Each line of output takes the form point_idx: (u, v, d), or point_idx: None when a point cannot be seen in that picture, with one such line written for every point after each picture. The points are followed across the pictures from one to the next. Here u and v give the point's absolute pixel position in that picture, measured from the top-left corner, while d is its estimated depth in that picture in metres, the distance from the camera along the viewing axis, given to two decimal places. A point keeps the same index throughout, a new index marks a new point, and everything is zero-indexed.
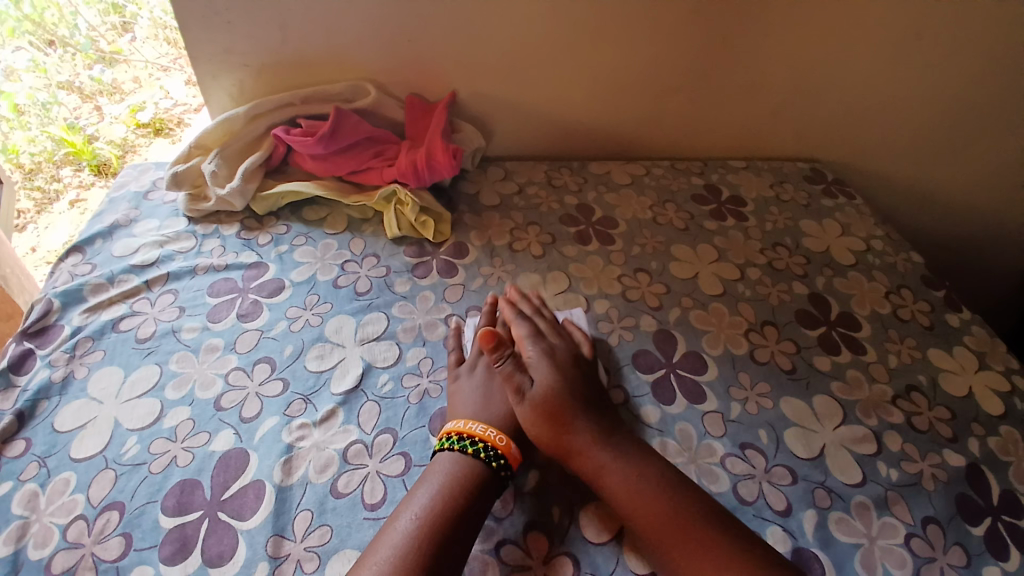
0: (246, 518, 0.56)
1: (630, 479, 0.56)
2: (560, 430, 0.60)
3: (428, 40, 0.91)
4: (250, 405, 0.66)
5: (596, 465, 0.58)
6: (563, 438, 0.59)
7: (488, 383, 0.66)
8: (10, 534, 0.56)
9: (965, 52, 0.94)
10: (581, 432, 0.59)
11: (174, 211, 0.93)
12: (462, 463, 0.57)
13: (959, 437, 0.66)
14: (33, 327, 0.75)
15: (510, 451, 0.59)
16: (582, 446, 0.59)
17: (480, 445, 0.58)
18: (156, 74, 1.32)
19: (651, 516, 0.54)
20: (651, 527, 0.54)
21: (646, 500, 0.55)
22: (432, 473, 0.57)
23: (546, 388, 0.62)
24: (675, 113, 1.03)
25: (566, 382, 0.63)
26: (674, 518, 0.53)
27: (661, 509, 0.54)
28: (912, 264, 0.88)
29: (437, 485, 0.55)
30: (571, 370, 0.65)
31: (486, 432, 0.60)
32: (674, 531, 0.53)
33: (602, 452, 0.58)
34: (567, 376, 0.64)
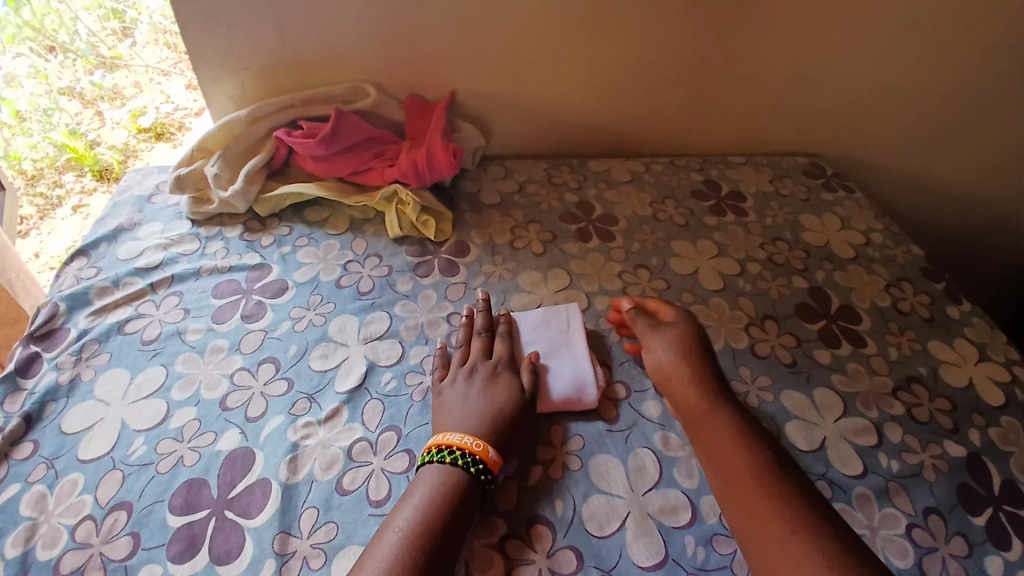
0: (253, 515, 0.57)
1: (732, 432, 0.60)
2: (684, 383, 0.65)
3: (426, 40, 0.92)
4: (256, 405, 0.67)
5: (705, 415, 0.62)
6: (684, 391, 0.64)
7: (469, 391, 0.65)
8: (19, 535, 0.57)
9: (962, 43, 0.94)
10: (713, 398, 0.63)
11: (177, 215, 0.94)
12: (443, 473, 0.57)
13: (960, 428, 0.67)
14: (39, 331, 0.76)
15: (489, 454, 0.58)
16: (699, 398, 0.63)
17: (457, 453, 0.57)
18: (156, 79, 1.33)
19: (741, 467, 0.57)
20: (738, 475, 0.56)
21: (741, 452, 0.58)
22: (417, 485, 0.56)
23: (688, 367, 0.66)
24: (674, 109, 1.03)
25: (692, 353, 0.68)
26: (761, 473, 0.56)
27: (755, 463, 0.57)
28: (912, 256, 0.89)
29: (421, 498, 0.55)
30: (698, 343, 0.69)
31: (462, 440, 0.59)
32: (756, 482, 0.55)
33: (716, 406, 0.62)
34: (691, 350, 0.68)
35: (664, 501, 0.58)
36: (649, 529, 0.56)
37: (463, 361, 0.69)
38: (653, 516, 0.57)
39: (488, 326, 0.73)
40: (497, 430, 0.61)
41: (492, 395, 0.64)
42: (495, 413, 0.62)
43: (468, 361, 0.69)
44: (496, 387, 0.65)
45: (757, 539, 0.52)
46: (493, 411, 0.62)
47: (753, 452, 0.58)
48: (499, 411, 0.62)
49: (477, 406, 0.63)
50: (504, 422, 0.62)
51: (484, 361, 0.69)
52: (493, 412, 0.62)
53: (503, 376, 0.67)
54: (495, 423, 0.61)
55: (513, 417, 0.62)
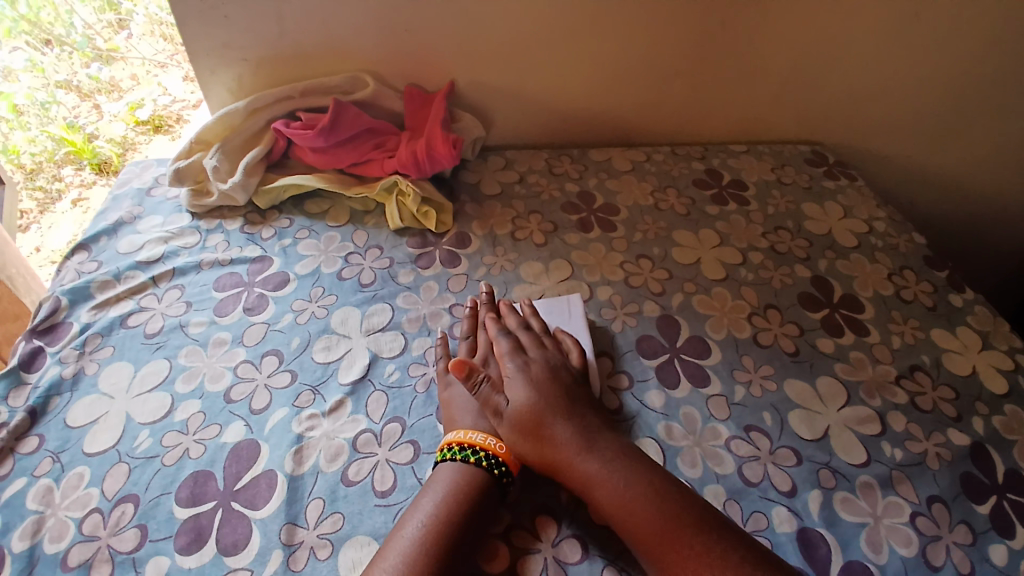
0: (260, 507, 0.57)
1: (620, 492, 0.54)
2: (548, 445, 0.58)
3: (426, 29, 0.91)
4: (260, 397, 0.67)
5: (585, 479, 0.56)
6: (553, 456, 0.58)
7: None
8: (26, 528, 0.57)
9: (966, 29, 0.93)
10: (583, 462, 0.57)
11: (177, 208, 0.93)
12: (463, 471, 0.57)
13: (962, 417, 0.67)
14: (42, 325, 0.76)
15: (510, 457, 0.59)
16: (572, 463, 0.57)
17: (481, 454, 0.58)
18: (152, 71, 1.32)
19: (644, 530, 0.52)
20: (646, 540, 0.52)
21: (639, 513, 0.53)
22: (438, 478, 0.57)
23: (546, 438, 0.59)
24: (675, 96, 1.03)
25: (549, 399, 0.61)
26: (664, 526, 0.52)
27: (653, 518, 0.52)
28: (915, 245, 0.89)
29: (443, 492, 0.55)
30: (553, 393, 0.62)
31: (486, 440, 0.59)
32: (664, 537, 0.51)
33: (590, 464, 0.56)
34: (547, 395, 0.62)
35: None
36: None
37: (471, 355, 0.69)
38: None
39: (492, 319, 0.73)
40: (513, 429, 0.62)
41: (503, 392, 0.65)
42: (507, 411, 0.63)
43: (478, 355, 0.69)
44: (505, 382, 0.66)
45: None
46: (507, 408, 0.64)
47: (650, 503, 0.53)
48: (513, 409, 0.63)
49: (490, 402, 0.64)
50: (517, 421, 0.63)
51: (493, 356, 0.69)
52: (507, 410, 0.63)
53: None
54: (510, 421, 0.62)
55: None
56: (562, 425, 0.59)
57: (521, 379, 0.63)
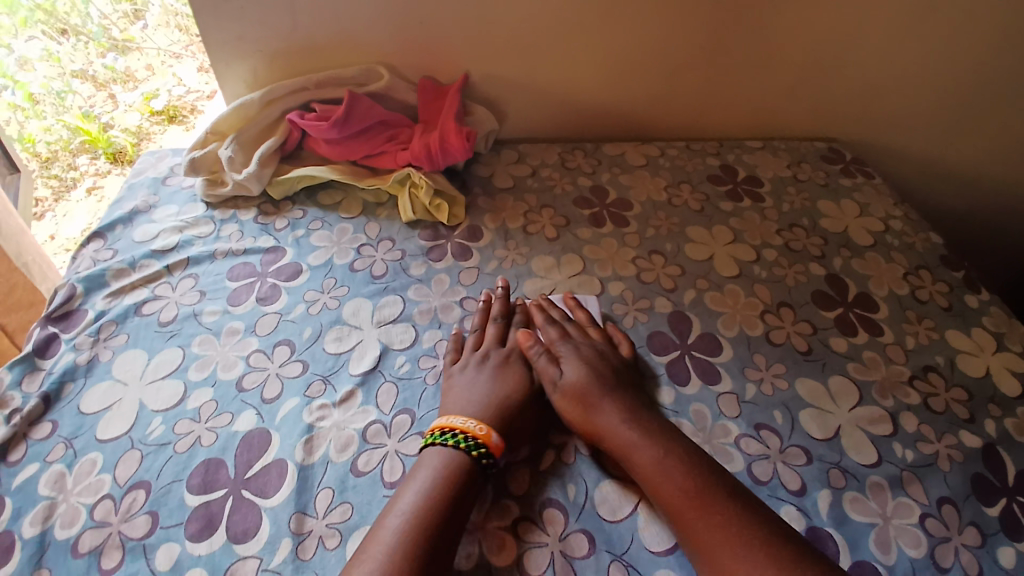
0: (269, 495, 0.58)
1: (660, 460, 0.56)
2: (594, 415, 0.61)
3: (440, 21, 0.91)
4: (272, 387, 0.67)
5: (625, 446, 0.58)
6: (597, 424, 0.60)
7: (479, 379, 0.65)
8: (39, 514, 0.58)
9: (988, 25, 0.92)
10: (627, 431, 0.59)
11: (191, 198, 0.94)
12: (442, 455, 0.57)
13: (976, 418, 0.66)
14: (56, 312, 0.77)
15: (491, 439, 0.58)
16: (616, 431, 0.59)
17: (460, 436, 0.58)
18: (167, 62, 1.34)
19: (679, 496, 0.54)
20: (680, 506, 0.53)
21: (676, 481, 0.55)
22: (419, 469, 0.57)
23: (595, 409, 0.61)
24: (689, 91, 1.02)
25: (597, 378, 0.64)
26: (699, 495, 0.53)
27: (689, 486, 0.54)
28: (931, 244, 0.87)
29: (424, 483, 0.55)
30: (604, 372, 0.64)
31: (465, 423, 0.59)
32: (698, 504, 0.53)
33: (632, 433, 0.59)
34: (597, 373, 0.64)
35: None
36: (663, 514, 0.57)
37: (476, 347, 0.69)
38: None
39: (503, 314, 0.73)
40: (504, 419, 0.61)
41: (498, 384, 0.65)
42: (499, 402, 0.63)
43: (482, 348, 0.69)
44: (503, 375, 0.66)
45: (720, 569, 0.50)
46: (498, 400, 0.63)
47: (687, 472, 0.55)
48: (504, 401, 0.63)
49: (481, 392, 0.63)
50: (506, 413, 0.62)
51: (497, 349, 0.69)
52: (498, 401, 0.63)
53: (514, 365, 0.67)
54: (501, 412, 0.62)
55: (518, 407, 0.63)
56: (610, 399, 0.62)
57: (573, 358, 0.66)
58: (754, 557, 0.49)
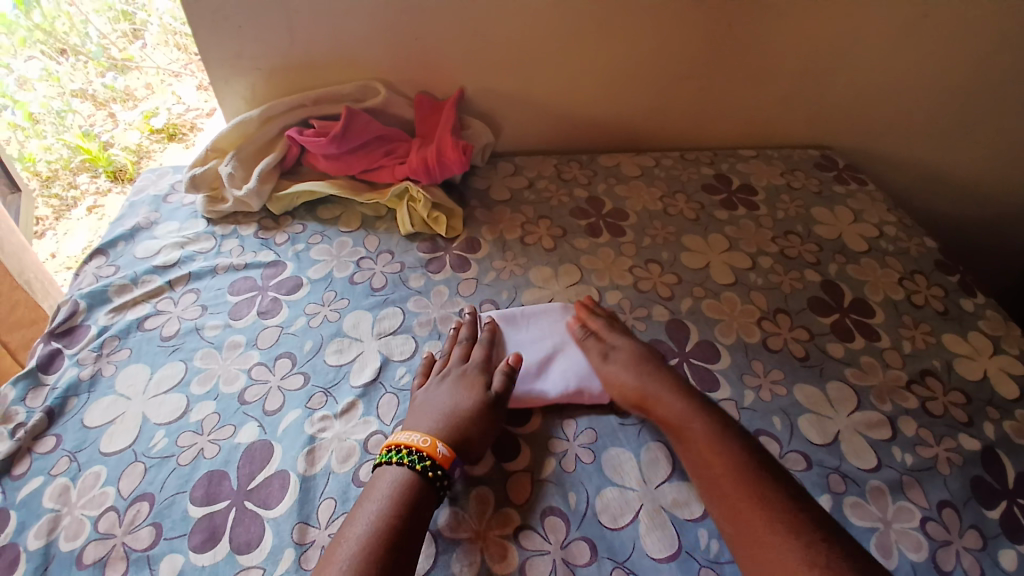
0: (272, 506, 0.58)
1: (710, 433, 0.59)
2: (646, 387, 0.64)
3: (436, 38, 0.92)
4: (273, 399, 0.68)
5: (677, 416, 0.61)
6: (648, 394, 0.64)
7: (434, 397, 0.64)
8: (43, 527, 0.58)
9: (975, 34, 0.93)
10: (678, 404, 0.62)
11: (192, 214, 0.95)
12: (391, 474, 0.57)
13: (974, 421, 0.67)
14: (60, 327, 0.77)
15: (437, 450, 0.58)
16: (668, 402, 0.63)
17: (404, 451, 0.58)
18: (166, 80, 1.36)
19: (723, 467, 0.56)
20: (722, 476, 0.56)
21: (723, 453, 0.57)
22: (368, 497, 0.55)
23: (641, 384, 0.65)
24: (683, 102, 1.03)
25: (644, 359, 0.68)
26: (743, 469, 0.56)
27: (736, 460, 0.57)
28: (925, 249, 0.88)
29: (373, 510, 0.54)
30: (652, 357, 0.69)
31: (410, 438, 0.59)
32: (741, 477, 0.55)
33: (685, 406, 0.62)
34: (647, 358, 0.68)
35: (678, 494, 0.59)
36: (664, 522, 0.57)
37: (440, 367, 0.69)
38: (666, 509, 0.58)
39: (471, 335, 0.72)
40: (457, 436, 0.60)
41: (455, 398, 0.63)
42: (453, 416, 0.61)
43: (445, 367, 0.68)
44: (463, 387, 0.65)
45: (749, 537, 0.52)
46: (450, 416, 0.61)
47: (735, 448, 0.58)
48: (458, 415, 0.62)
49: (440, 408, 0.63)
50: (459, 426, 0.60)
51: (458, 366, 0.68)
52: (450, 417, 0.61)
53: (474, 379, 0.66)
54: (455, 429, 0.60)
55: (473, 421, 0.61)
56: (663, 376, 0.65)
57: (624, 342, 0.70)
58: (778, 530, 0.51)
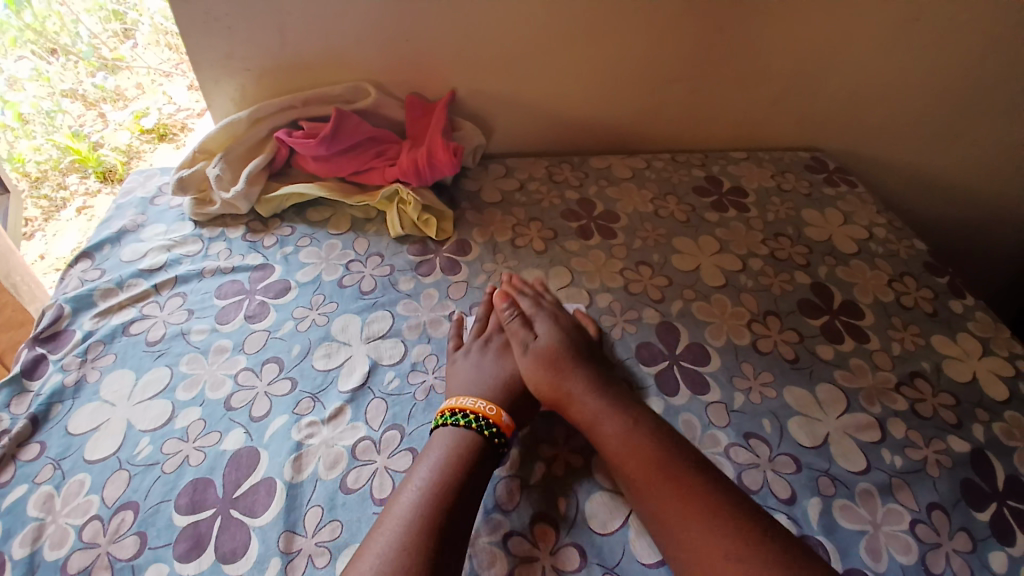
0: (259, 514, 0.58)
1: (625, 431, 0.59)
2: (561, 379, 0.65)
3: (427, 39, 0.92)
4: (260, 405, 0.67)
5: (592, 416, 0.62)
6: (563, 387, 0.64)
7: (481, 363, 0.69)
8: (27, 536, 0.58)
9: (965, 36, 0.94)
10: (592, 403, 0.62)
11: (180, 216, 0.94)
12: (456, 436, 0.60)
13: (963, 423, 0.67)
14: (44, 332, 0.76)
15: (501, 419, 0.62)
16: (585, 402, 0.63)
17: (471, 416, 0.61)
18: (156, 80, 1.35)
19: (642, 467, 0.56)
20: (641, 476, 0.56)
21: (640, 451, 0.57)
22: (431, 448, 0.59)
23: (561, 376, 0.65)
24: (675, 104, 1.03)
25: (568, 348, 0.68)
26: (662, 466, 0.56)
27: (655, 456, 0.57)
28: (915, 251, 0.89)
29: (435, 461, 0.57)
30: (574, 346, 0.69)
31: (475, 404, 0.62)
32: (659, 474, 0.55)
33: (599, 405, 0.62)
34: (568, 342, 0.69)
35: None
36: None
37: (479, 333, 0.73)
38: None
39: (505, 301, 0.77)
40: (512, 402, 0.65)
41: (503, 367, 0.69)
42: (505, 387, 0.67)
43: (484, 333, 0.73)
44: (507, 359, 0.70)
45: (673, 536, 0.53)
46: (504, 384, 0.67)
47: (653, 443, 0.58)
48: (511, 384, 0.67)
49: (490, 375, 0.68)
50: (514, 388, 0.67)
51: (498, 334, 0.73)
52: (504, 384, 0.67)
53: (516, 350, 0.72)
54: (509, 395, 0.66)
55: (522, 389, 0.67)
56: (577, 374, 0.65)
57: (547, 330, 0.71)
58: (704, 522, 0.52)
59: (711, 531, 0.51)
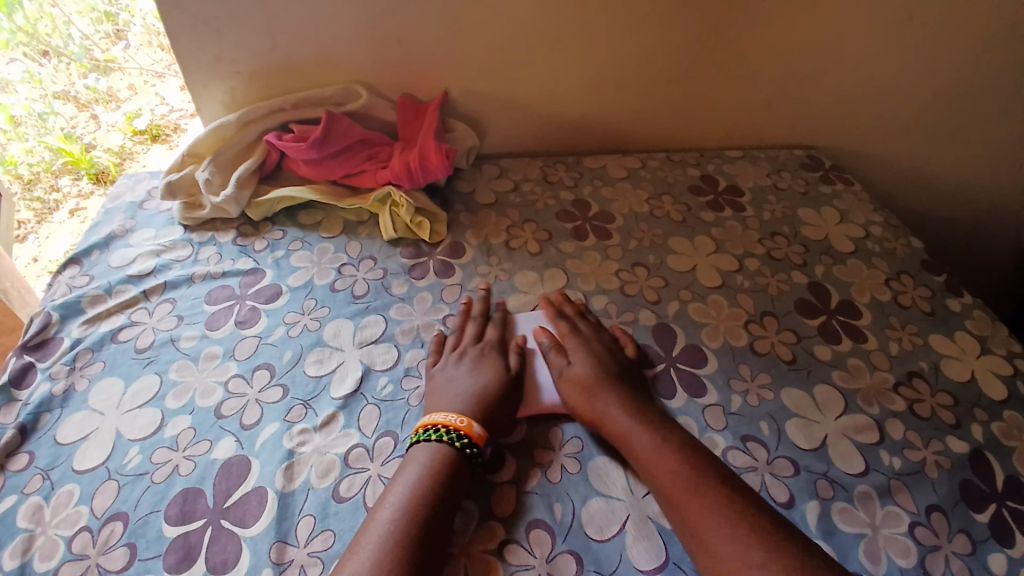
0: (250, 524, 0.57)
1: (657, 445, 0.59)
2: (594, 401, 0.63)
3: (419, 40, 0.91)
4: (251, 413, 0.66)
5: (623, 430, 0.61)
6: (598, 408, 0.63)
7: (457, 374, 0.67)
8: (16, 547, 0.57)
9: (961, 33, 0.93)
10: (626, 420, 0.61)
11: (170, 220, 0.93)
12: (430, 452, 0.59)
13: (962, 423, 0.66)
14: (32, 340, 0.75)
15: (474, 430, 0.60)
16: (618, 419, 0.62)
17: (442, 430, 0.60)
18: (150, 81, 1.32)
19: (672, 479, 0.56)
20: (672, 488, 0.56)
21: (672, 464, 0.57)
22: (409, 463, 0.58)
23: (599, 398, 0.63)
24: (669, 103, 1.02)
25: (603, 369, 0.66)
26: (695, 478, 0.56)
27: (685, 469, 0.56)
28: (912, 249, 0.88)
29: (413, 476, 0.56)
30: (611, 367, 0.67)
31: (447, 418, 0.61)
32: (691, 486, 0.55)
33: (631, 420, 0.61)
34: (603, 366, 0.67)
35: None
36: (650, 532, 0.56)
37: (455, 345, 0.71)
38: (654, 518, 0.57)
39: (483, 314, 0.76)
40: (487, 409, 0.63)
41: (479, 375, 0.67)
42: (481, 394, 0.65)
43: (460, 345, 0.71)
44: (483, 365, 0.68)
45: (705, 548, 0.52)
46: (479, 392, 0.65)
47: (684, 456, 0.58)
48: (487, 391, 0.65)
49: (466, 385, 0.66)
50: (491, 395, 0.65)
51: (474, 345, 0.71)
52: (479, 391, 0.65)
53: (492, 357, 0.70)
54: (484, 403, 0.64)
55: (499, 395, 0.65)
56: (614, 394, 0.64)
57: (583, 352, 0.69)
58: (736, 533, 0.52)
59: (745, 542, 0.51)
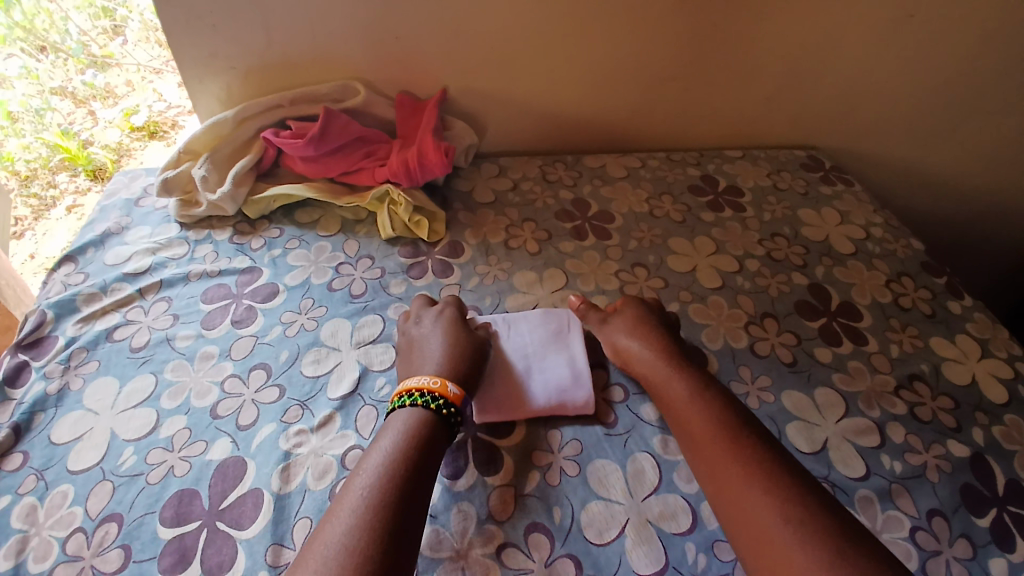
0: (245, 526, 0.56)
1: (692, 393, 0.61)
2: (634, 353, 0.67)
3: (417, 37, 0.90)
4: (247, 413, 0.65)
5: (662, 377, 0.64)
6: (637, 359, 0.67)
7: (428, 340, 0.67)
8: (10, 548, 0.56)
9: (962, 34, 0.93)
10: (666, 369, 0.64)
11: (165, 218, 0.92)
12: (409, 416, 0.58)
13: (963, 427, 0.66)
14: (27, 339, 0.74)
15: (449, 390, 0.60)
16: (658, 367, 0.65)
17: (417, 394, 0.59)
18: (147, 77, 1.31)
19: (700, 427, 0.58)
20: (699, 437, 0.58)
21: (701, 412, 0.59)
22: (386, 432, 0.57)
23: (638, 351, 0.67)
24: (670, 102, 1.02)
25: (643, 326, 0.70)
26: (721, 428, 0.57)
27: (711, 419, 0.58)
28: (912, 250, 0.88)
29: (389, 445, 0.55)
30: (654, 324, 0.70)
31: (421, 381, 0.61)
32: (716, 435, 0.57)
33: (669, 370, 0.64)
34: (643, 325, 0.70)
35: (664, 507, 0.58)
36: (649, 536, 0.56)
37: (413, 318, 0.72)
38: (653, 522, 0.57)
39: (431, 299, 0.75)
40: (459, 368, 0.64)
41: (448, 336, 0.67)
42: (454, 354, 0.65)
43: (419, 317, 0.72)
44: (446, 328, 0.69)
45: (724, 495, 0.54)
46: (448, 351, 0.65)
47: (714, 406, 0.59)
48: (459, 350, 0.66)
49: (438, 348, 0.66)
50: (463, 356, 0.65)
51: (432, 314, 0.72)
52: (452, 351, 0.65)
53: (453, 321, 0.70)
54: (456, 362, 0.64)
55: (469, 355, 0.66)
56: (654, 346, 0.67)
57: (628, 311, 0.72)
58: (753, 483, 0.52)
59: (760, 492, 0.52)
